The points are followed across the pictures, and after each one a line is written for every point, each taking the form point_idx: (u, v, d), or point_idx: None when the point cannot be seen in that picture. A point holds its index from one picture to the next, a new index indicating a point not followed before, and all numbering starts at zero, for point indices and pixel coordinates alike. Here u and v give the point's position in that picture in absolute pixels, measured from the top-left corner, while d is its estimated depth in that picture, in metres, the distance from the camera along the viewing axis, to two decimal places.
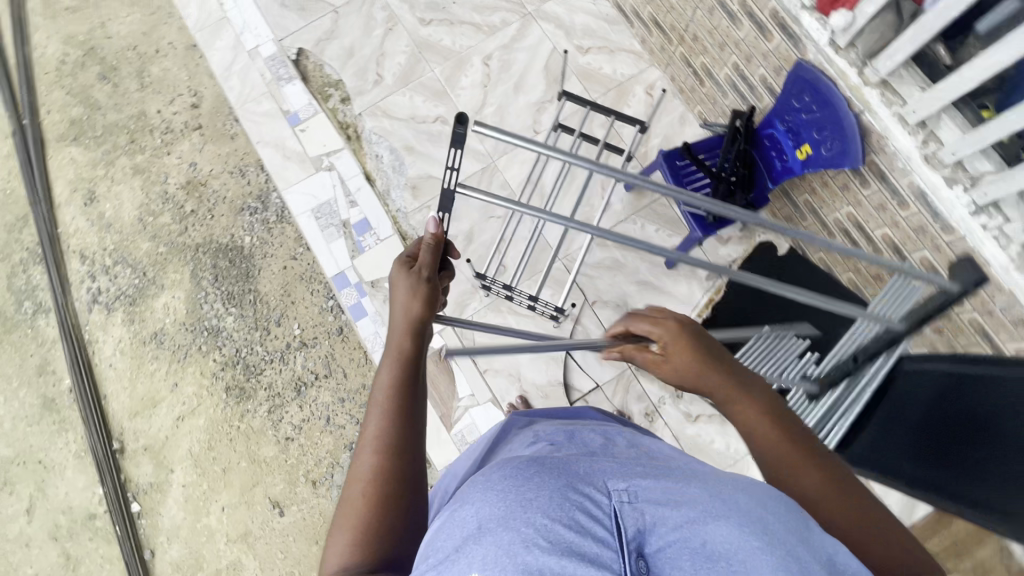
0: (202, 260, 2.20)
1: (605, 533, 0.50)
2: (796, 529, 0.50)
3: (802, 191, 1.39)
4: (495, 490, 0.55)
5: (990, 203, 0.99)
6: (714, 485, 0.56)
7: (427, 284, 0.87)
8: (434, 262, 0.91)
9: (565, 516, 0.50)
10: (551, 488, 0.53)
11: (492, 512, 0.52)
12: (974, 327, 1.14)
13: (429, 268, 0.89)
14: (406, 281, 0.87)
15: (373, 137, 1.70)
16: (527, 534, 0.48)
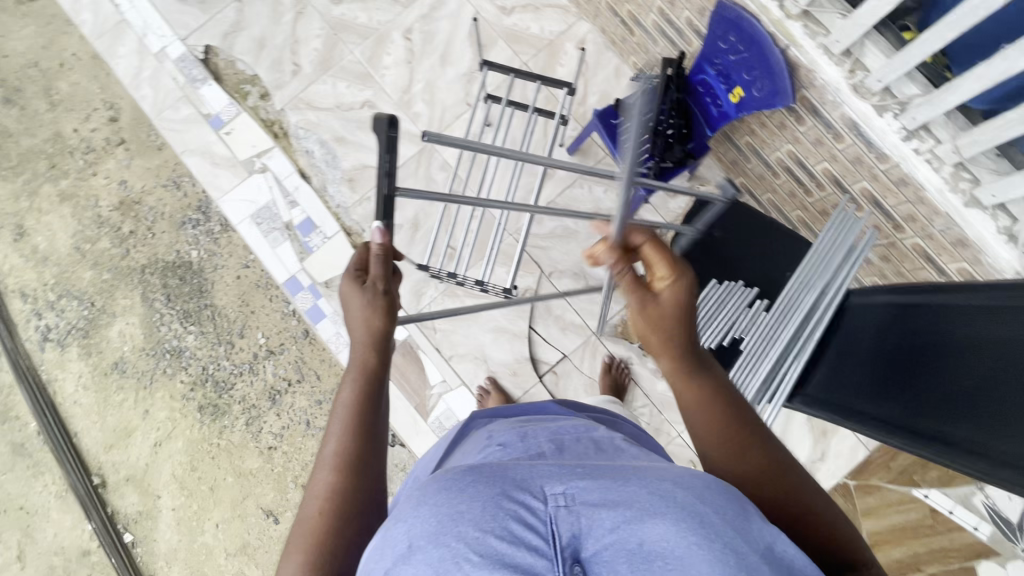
0: (150, 282, 2.11)
1: (540, 542, 0.47)
2: (734, 520, 0.50)
3: (742, 133, 1.35)
4: (428, 504, 0.53)
5: (920, 126, 0.98)
6: (653, 478, 0.54)
7: (386, 296, 0.80)
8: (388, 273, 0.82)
9: (497, 527, 0.48)
10: (484, 497, 0.51)
11: (422, 528, 0.50)
12: (917, 252, 1.14)
13: (382, 279, 0.81)
14: (359, 296, 0.80)
15: (300, 132, 1.61)
16: (457, 550, 0.48)
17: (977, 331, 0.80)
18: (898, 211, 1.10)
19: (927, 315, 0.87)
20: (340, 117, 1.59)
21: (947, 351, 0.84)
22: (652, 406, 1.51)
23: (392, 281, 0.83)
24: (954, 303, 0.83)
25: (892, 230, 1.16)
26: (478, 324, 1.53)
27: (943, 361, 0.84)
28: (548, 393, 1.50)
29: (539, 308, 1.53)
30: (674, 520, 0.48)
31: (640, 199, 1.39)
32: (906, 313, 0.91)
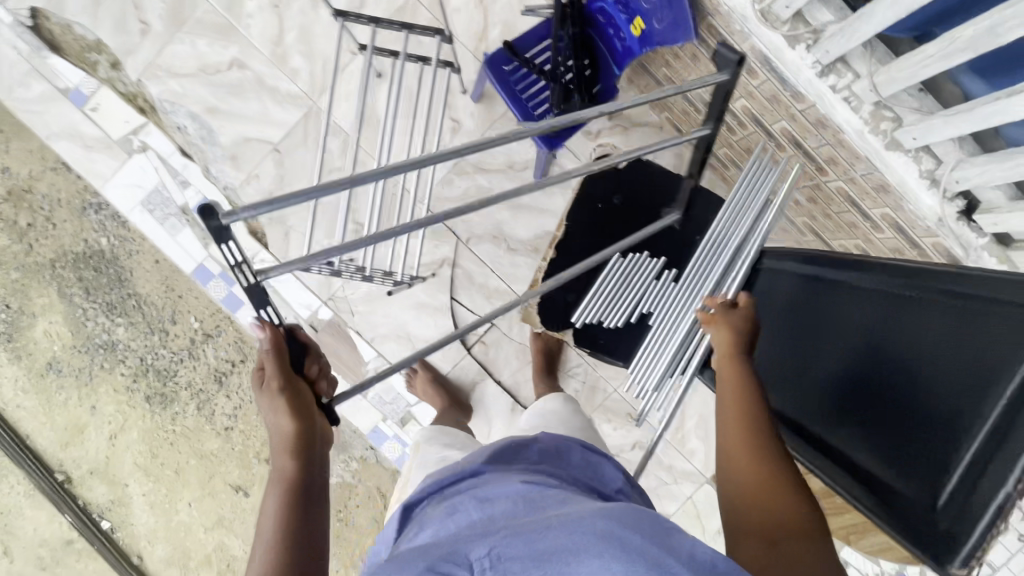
0: (64, 276, 1.98)
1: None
2: (658, 536, 0.49)
3: (659, 65, 1.19)
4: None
5: (836, 60, 0.83)
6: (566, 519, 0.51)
7: (287, 394, 0.74)
8: (283, 367, 0.75)
9: None
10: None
11: None
12: (842, 195, 1.03)
13: (280, 378, 0.75)
14: (264, 401, 0.75)
15: (165, 105, 1.40)
16: None
17: (888, 323, 0.76)
18: (819, 153, 0.98)
19: (846, 295, 0.83)
20: (209, 83, 1.38)
21: (852, 340, 0.80)
22: (587, 364, 1.48)
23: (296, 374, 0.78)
24: (880, 288, 0.78)
25: (815, 172, 1.05)
26: (397, 301, 1.44)
27: (845, 353, 0.80)
28: (478, 364, 1.46)
29: (459, 277, 1.43)
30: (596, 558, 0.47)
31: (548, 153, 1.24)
32: (823, 288, 0.86)
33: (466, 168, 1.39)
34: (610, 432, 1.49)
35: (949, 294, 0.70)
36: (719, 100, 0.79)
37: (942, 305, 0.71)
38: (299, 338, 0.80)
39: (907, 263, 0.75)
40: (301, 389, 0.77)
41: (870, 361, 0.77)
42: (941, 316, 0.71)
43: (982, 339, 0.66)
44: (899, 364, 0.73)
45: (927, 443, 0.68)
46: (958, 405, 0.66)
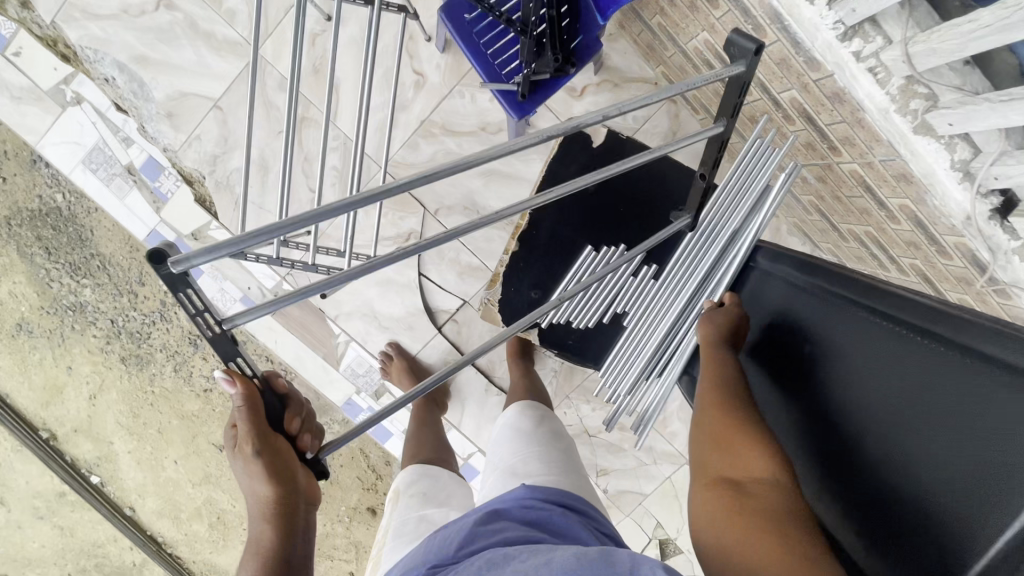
0: (22, 234, 1.87)
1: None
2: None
3: (652, 10, 1.00)
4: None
5: (864, 20, 0.66)
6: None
7: (261, 464, 0.66)
8: (252, 432, 0.65)
9: None
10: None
11: None
12: (857, 179, 0.88)
13: (252, 448, 0.65)
14: (240, 459, 0.68)
15: (91, 53, 1.24)
16: None
17: (896, 372, 0.65)
18: (834, 132, 0.82)
19: (857, 326, 0.71)
20: (136, 27, 1.21)
21: (852, 384, 0.69)
22: None
23: (274, 433, 0.67)
24: (874, 317, 0.69)
25: (827, 150, 0.89)
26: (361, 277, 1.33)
27: (841, 399, 0.70)
28: (450, 343, 1.38)
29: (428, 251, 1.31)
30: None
31: (519, 123, 1.06)
32: (828, 310, 0.75)
33: (433, 129, 1.23)
34: (588, 414, 1.43)
35: (973, 353, 0.57)
36: (734, 93, 0.67)
37: (961, 363, 0.58)
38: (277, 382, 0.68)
39: (927, 300, 0.63)
40: (281, 456, 0.67)
41: (865, 413, 0.66)
42: (957, 377, 0.58)
43: (999, 419, 0.54)
44: (899, 427, 0.62)
45: (916, 532, 0.58)
46: (958, 495, 0.55)
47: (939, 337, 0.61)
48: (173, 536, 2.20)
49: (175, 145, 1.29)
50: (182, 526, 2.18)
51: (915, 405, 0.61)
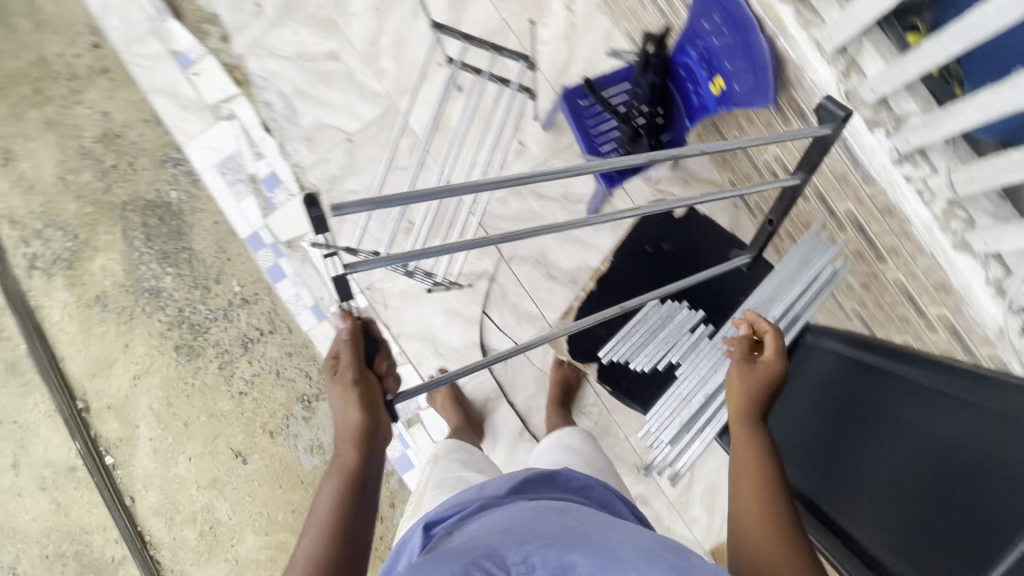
0: (131, 219, 2.12)
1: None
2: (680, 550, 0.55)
3: (731, 126, 1.17)
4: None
5: (915, 150, 0.82)
6: (595, 535, 0.60)
7: (361, 386, 0.80)
8: (354, 358, 0.81)
9: None
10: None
11: None
12: (900, 289, 0.99)
13: (355, 369, 0.81)
14: (336, 387, 0.82)
15: (260, 82, 1.50)
16: None
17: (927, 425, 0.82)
18: (881, 240, 0.96)
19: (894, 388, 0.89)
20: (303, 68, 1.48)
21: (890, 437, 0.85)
22: (602, 406, 1.46)
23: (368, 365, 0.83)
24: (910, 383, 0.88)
25: (873, 258, 1.02)
26: (429, 303, 1.47)
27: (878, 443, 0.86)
28: (495, 381, 1.46)
29: (495, 293, 1.46)
30: (635, 561, 0.54)
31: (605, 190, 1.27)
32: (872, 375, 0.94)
33: (522, 190, 1.42)
34: None
35: (986, 405, 0.76)
36: (818, 151, 0.87)
37: (980, 413, 0.76)
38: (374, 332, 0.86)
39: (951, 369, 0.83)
40: (372, 386, 0.82)
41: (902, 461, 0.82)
42: (974, 423, 0.76)
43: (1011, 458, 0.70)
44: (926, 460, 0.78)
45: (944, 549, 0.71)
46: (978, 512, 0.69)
47: (963, 395, 0.79)
48: (161, 538, 2.16)
49: (305, 163, 1.49)
50: (173, 529, 2.15)
51: (942, 451, 0.78)
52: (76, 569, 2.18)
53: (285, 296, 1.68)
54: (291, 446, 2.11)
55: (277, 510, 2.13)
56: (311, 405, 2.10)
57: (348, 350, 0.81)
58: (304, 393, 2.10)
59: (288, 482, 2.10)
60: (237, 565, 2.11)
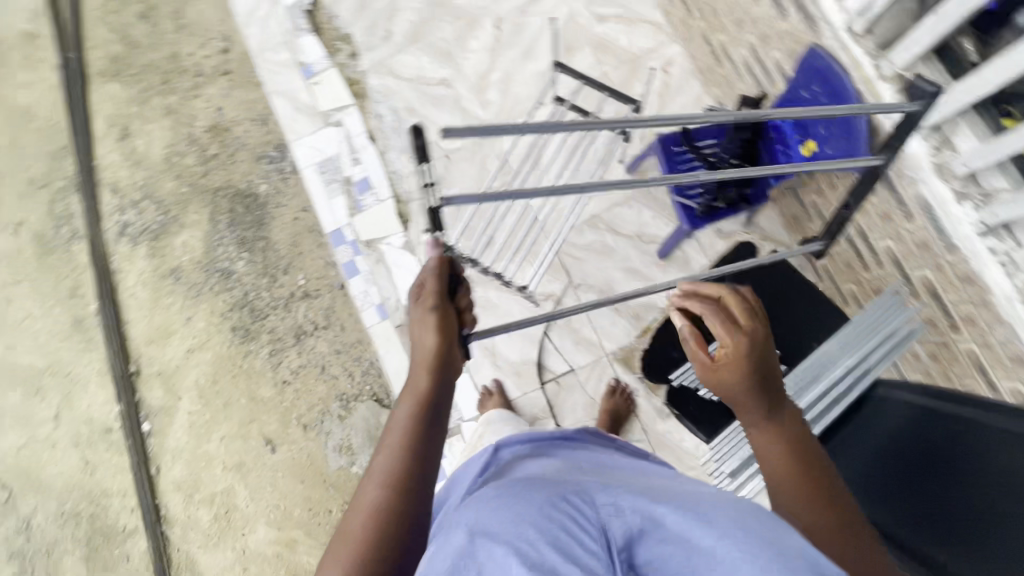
0: (220, 204, 2.28)
1: (596, 547, 0.51)
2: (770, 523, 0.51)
3: (811, 189, 1.29)
4: (492, 509, 0.56)
5: (1000, 224, 0.91)
6: (681, 495, 0.61)
7: (441, 312, 0.87)
8: (440, 287, 0.89)
9: (554, 524, 0.52)
10: (540, 504, 0.55)
11: (487, 518, 0.54)
12: (972, 360, 1.00)
13: (438, 297, 0.89)
14: (416, 313, 0.89)
15: (377, 94, 1.80)
16: (515, 541, 0.50)
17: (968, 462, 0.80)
18: (958, 309, 1.00)
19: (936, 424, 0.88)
20: (418, 89, 1.65)
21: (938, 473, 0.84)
22: (647, 444, 1.42)
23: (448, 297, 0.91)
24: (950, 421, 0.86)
25: (946, 327, 1.04)
26: (494, 316, 1.52)
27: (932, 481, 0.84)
28: (545, 402, 1.48)
29: (558, 316, 1.51)
30: (720, 522, 0.53)
31: (684, 232, 1.34)
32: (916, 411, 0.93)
33: (598, 224, 1.52)
34: None
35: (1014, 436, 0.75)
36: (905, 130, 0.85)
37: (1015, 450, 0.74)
38: (456, 275, 0.96)
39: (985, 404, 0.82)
40: (453, 317, 0.89)
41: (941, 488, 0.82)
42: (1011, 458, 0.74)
43: None
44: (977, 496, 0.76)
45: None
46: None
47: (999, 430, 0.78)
48: (175, 514, 2.15)
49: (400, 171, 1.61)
50: (189, 506, 2.15)
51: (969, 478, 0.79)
52: (86, 533, 2.15)
53: (354, 292, 1.77)
54: (321, 443, 2.12)
55: (295, 506, 2.11)
56: (349, 405, 2.13)
57: (434, 281, 0.90)
58: (344, 391, 2.14)
59: (310, 479, 2.10)
60: (244, 555, 2.08)
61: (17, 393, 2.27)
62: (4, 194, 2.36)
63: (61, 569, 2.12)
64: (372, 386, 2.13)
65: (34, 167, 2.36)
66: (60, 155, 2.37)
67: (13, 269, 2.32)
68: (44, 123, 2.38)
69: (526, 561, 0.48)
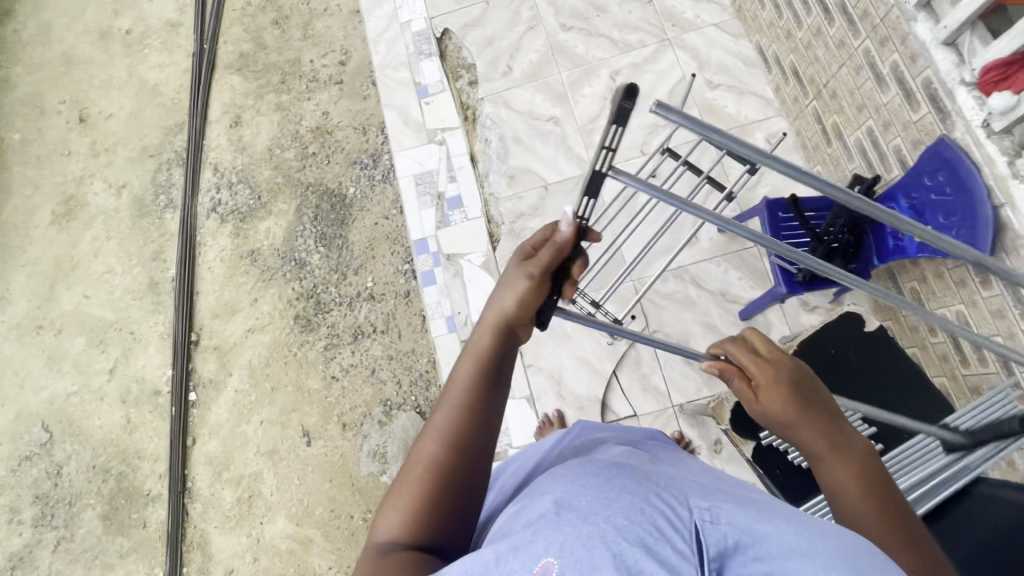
0: (308, 199, 2.17)
1: (686, 547, 0.42)
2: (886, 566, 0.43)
3: (910, 276, 1.27)
4: (577, 484, 0.49)
5: None
6: (791, 513, 0.49)
7: (534, 273, 0.73)
8: (553, 259, 0.74)
9: (646, 521, 0.43)
10: (632, 490, 0.47)
11: (572, 498, 0.47)
12: None
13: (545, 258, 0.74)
14: (512, 273, 0.73)
15: (488, 122, 1.93)
16: (605, 530, 0.43)
17: None
18: None
19: None
20: (527, 122, 1.90)
21: None
22: None
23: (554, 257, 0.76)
24: None
25: None
26: (566, 346, 1.56)
27: None
28: None
29: (630, 358, 1.53)
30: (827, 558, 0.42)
31: (774, 296, 1.36)
32: None
33: (684, 275, 1.55)
34: None
35: None
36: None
37: None
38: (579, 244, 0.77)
39: None
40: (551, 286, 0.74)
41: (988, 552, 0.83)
42: None
43: None
44: None
45: None
46: None
47: None
48: (200, 489, 1.99)
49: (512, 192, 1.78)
50: (215, 484, 1.98)
51: None
52: (110, 491, 2.03)
53: (427, 301, 1.86)
54: (356, 446, 1.90)
55: (317, 506, 1.88)
56: (391, 412, 1.91)
57: (548, 246, 0.75)
58: (389, 398, 1.93)
59: (341, 481, 1.88)
60: (257, 544, 1.88)
61: (81, 339, 2.19)
62: (115, 157, 2.36)
63: (78, 523, 2.01)
64: (417, 397, 1.91)
65: (148, 137, 2.36)
66: (174, 130, 2.36)
67: (107, 226, 2.30)
68: (168, 101, 2.40)
69: (608, 545, 0.41)
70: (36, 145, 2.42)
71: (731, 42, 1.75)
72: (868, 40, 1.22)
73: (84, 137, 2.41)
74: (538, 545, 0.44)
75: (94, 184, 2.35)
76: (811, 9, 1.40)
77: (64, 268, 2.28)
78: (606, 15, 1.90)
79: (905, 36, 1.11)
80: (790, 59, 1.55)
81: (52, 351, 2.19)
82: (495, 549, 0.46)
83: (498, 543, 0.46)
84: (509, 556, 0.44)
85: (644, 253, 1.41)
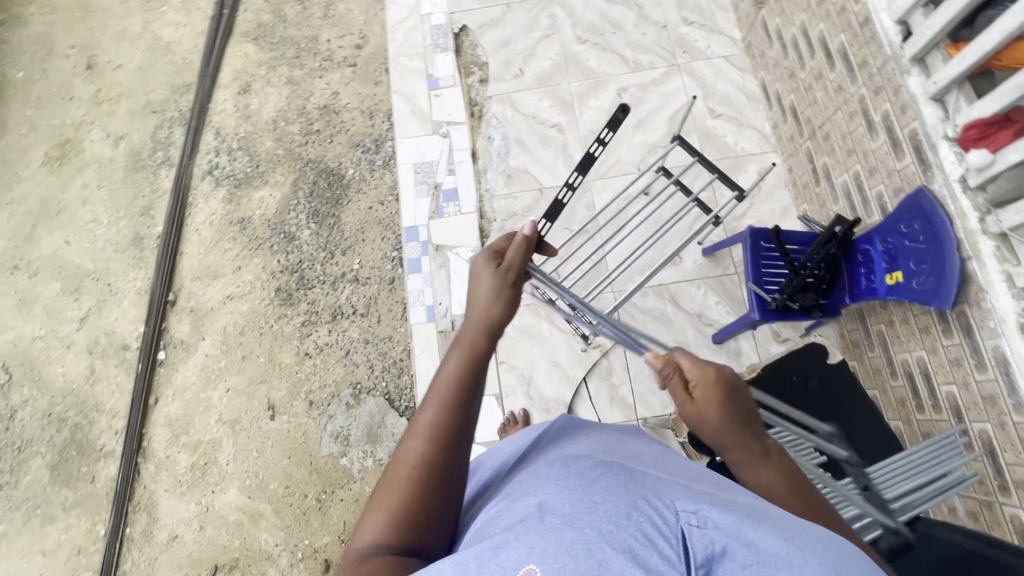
0: (306, 174, 2.17)
1: (673, 553, 0.42)
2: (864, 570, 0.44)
3: (879, 318, 1.31)
4: (562, 486, 0.49)
5: None
6: (786, 520, 0.48)
7: (512, 287, 0.81)
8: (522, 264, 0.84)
9: (632, 527, 0.43)
10: (618, 495, 0.47)
11: (558, 505, 0.47)
12: (1014, 525, 1.01)
13: (515, 271, 0.83)
14: (490, 279, 0.81)
15: (493, 121, 1.96)
16: (591, 537, 0.43)
17: None
18: (1012, 472, 1.00)
19: None
20: (531, 126, 1.93)
21: None
22: None
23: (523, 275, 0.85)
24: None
25: (994, 489, 1.04)
26: (541, 348, 1.58)
27: None
28: None
29: (601, 367, 1.54)
30: (808, 566, 0.41)
31: (746, 323, 1.38)
32: None
33: (663, 293, 1.57)
34: None
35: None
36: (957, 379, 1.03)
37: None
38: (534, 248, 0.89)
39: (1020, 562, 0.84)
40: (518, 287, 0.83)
41: None
42: None
43: None
44: None
45: None
46: None
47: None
48: (155, 450, 1.95)
49: (496, 190, 1.90)
50: (171, 447, 1.94)
51: None
52: (62, 441, 1.98)
53: (411, 289, 1.87)
54: (320, 425, 1.89)
55: (271, 483, 1.86)
56: (360, 396, 1.90)
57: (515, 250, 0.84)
58: (359, 381, 1.92)
59: (299, 458, 1.86)
60: (206, 513, 1.85)
61: (55, 284, 2.16)
62: (118, 109, 2.35)
63: (25, 470, 1.96)
64: (387, 384, 1.90)
65: (154, 93, 2.35)
66: (180, 90, 2.35)
67: (99, 174, 2.28)
68: (179, 60, 2.39)
69: (591, 553, 0.42)
70: (39, 85, 2.40)
71: (738, 75, 1.81)
72: (864, 88, 1.27)
73: (89, 84, 2.39)
74: (518, 548, 0.44)
75: (92, 132, 2.33)
76: (815, 53, 1.45)
77: (49, 211, 2.25)
78: (621, 33, 1.94)
79: (898, 87, 1.16)
80: (790, 99, 1.61)
81: (25, 294, 2.15)
82: (477, 551, 0.46)
83: (481, 544, 0.46)
84: (492, 560, 0.44)
85: (626, 264, 1.44)
